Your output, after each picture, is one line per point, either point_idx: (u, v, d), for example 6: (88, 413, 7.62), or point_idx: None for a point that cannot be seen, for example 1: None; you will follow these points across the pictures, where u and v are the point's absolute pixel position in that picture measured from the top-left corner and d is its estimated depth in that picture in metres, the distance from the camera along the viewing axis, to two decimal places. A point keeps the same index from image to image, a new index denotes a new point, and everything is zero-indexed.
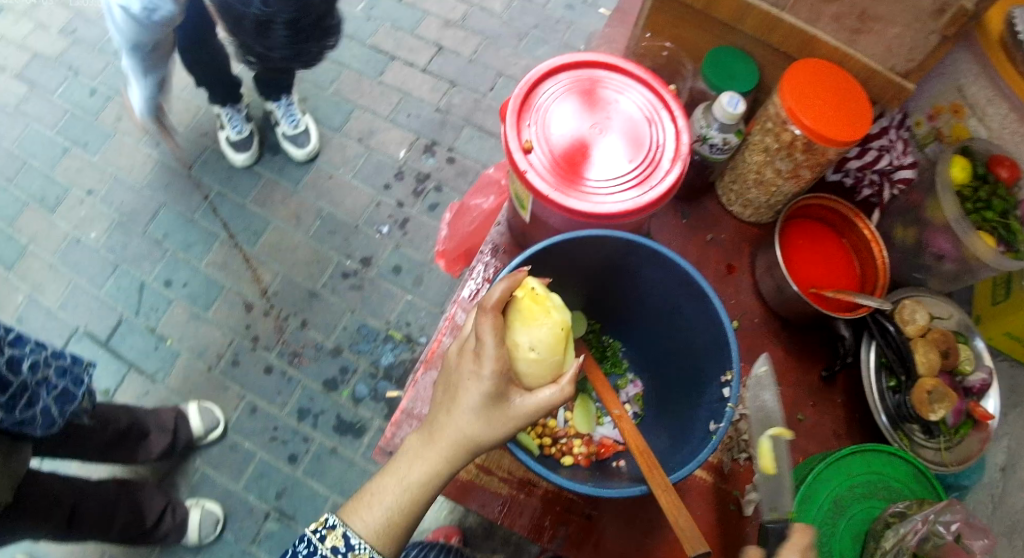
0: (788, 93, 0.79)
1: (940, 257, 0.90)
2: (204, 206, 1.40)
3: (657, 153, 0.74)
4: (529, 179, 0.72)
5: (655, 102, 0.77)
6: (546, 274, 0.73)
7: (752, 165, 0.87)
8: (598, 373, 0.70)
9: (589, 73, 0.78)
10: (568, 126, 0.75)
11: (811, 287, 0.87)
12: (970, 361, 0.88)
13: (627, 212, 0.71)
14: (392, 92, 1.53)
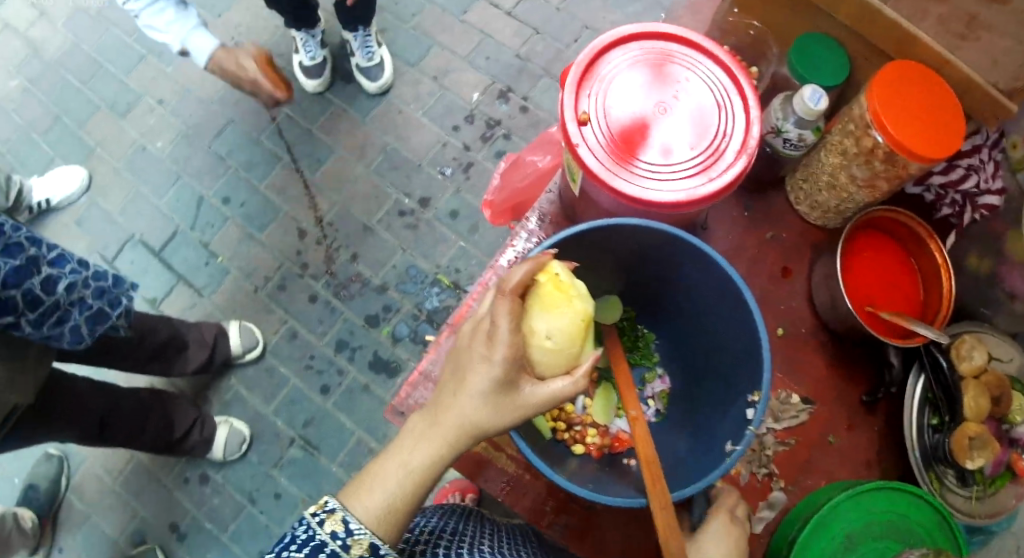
0: (877, 96, 0.72)
1: (1013, 296, 0.84)
2: (270, 126, 1.39)
3: (723, 143, 0.70)
4: (581, 156, 0.69)
5: (729, 86, 0.72)
6: (582, 257, 0.70)
7: (826, 167, 0.80)
8: (622, 366, 0.71)
9: (661, 46, 0.73)
10: (631, 101, 0.71)
11: (867, 306, 0.80)
12: (1021, 412, 0.84)
13: (679, 203, 0.68)
14: (471, 31, 1.39)
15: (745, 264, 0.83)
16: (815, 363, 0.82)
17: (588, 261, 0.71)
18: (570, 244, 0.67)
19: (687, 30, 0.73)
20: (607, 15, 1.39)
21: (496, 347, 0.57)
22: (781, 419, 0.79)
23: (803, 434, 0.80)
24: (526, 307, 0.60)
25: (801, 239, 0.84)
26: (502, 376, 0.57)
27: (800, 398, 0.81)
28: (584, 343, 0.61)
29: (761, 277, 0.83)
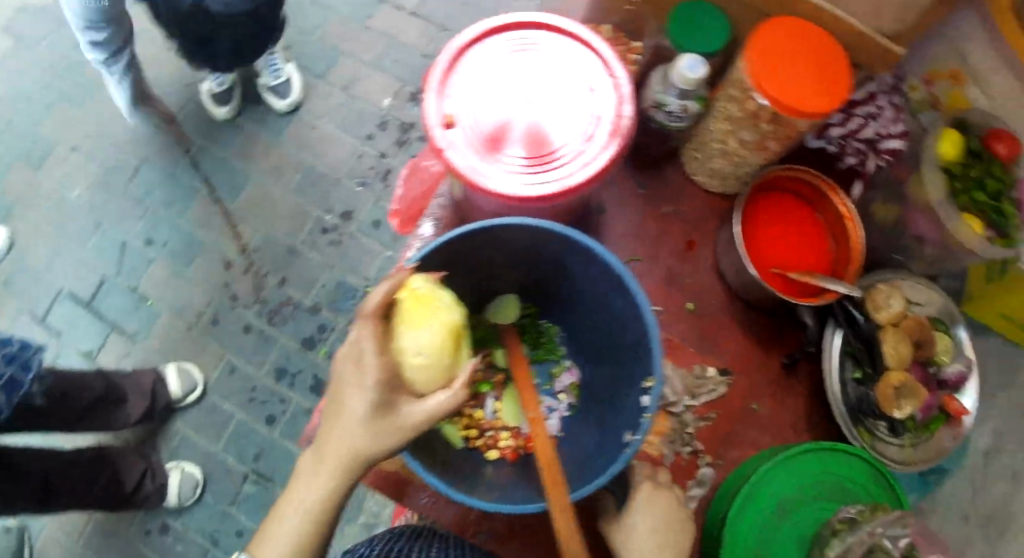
0: (755, 58, 0.71)
1: (920, 241, 0.85)
2: (185, 159, 1.35)
3: (595, 126, 0.68)
4: (450, 159, 0.67)
5: (597, 66, 0.70)
6: (463, 261, 0.68)
7: (714, 134, 0.78)
8: (524, 369, 0.71)
9: (525, 33, 0.71)
10: (497, 94, 0.69)
11: (775, 268, 0.79)
12: (947, 353, 0.83)
13: (555, 195, 0.66)
14: (379, 36, 1.36)
15: (646, 242, 0.81)
16: (729, 333, 0.80)
17: (469, 266, 0.69)
18: (444, 255, 0.65)
19: (549, 14, 0.71)
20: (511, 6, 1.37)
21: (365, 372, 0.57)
22: (698, 395, 0.78)
23: (722, 406, 0.79)
24: (392, 329, 0.60)
25: (703, 210, 0.83)
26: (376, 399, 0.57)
27: (717, 370, 0.79)
28: (458, 352, 0.62)
29: (664, 254, 0.81)
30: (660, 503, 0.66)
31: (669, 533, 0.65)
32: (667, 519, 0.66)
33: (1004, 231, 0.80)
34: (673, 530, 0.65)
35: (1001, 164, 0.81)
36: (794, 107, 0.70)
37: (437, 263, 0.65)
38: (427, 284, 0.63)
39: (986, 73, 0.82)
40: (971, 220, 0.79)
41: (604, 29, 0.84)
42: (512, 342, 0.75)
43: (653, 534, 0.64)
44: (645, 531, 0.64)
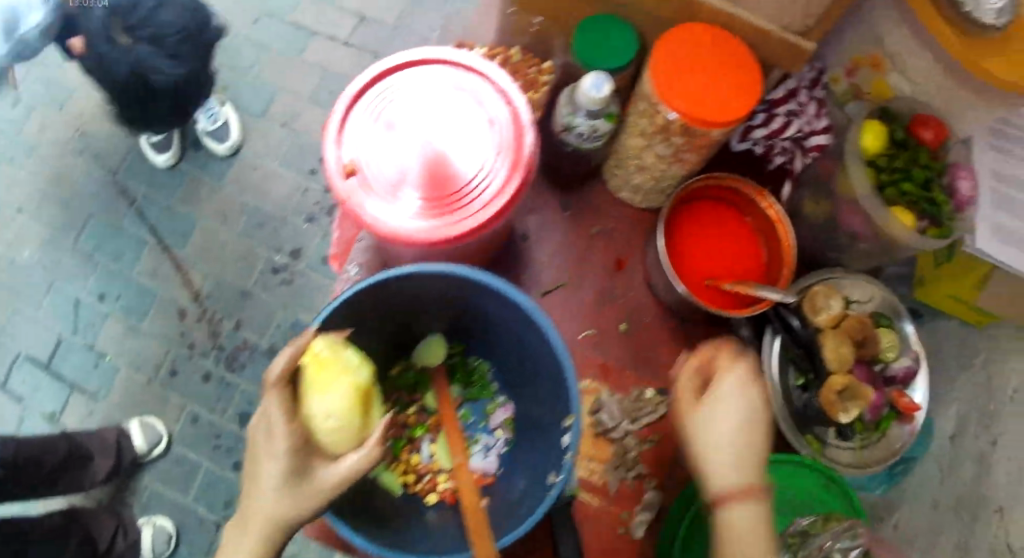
0: (655, 68, 0.69)
1: (854, 237, 0.82)
2: (131, 211, 1.34)
3: (500, 159, 0.66)
4: (352, 209, 0.65)
5: (497, 96, 0.68)
6: (374, 311, 0.67)
7: (630, 150, 0.76)
8: (451, 413, 0.74)
9: (418, 69, 0.69)
10: (395, 136, 0.67)
11: (707, 280, 0.78)
12: (893, 349, 0.82)
13: (463, 234, 0.64)
14: (314, 69, 1.35)
15: (574, 265, 0.80)
16: (667, 350, 0.79)
17: (383, 314, 0.69)
18: (350, 315, 0.65)
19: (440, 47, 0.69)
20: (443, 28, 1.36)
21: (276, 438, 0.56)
22: (638, 418, 0.76)
23: (664, 427, 0.77)
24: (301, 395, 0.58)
25: (628, 227, 0.81)
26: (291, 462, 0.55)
27: (655, 390, 0.77)
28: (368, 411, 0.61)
29: (593, 275, 0.80)
30: (746, 380, 0.58)
31: (751, 452, 0.55)
32: (753, 406, 0.57)
33: (938, 219, 0.78)
34: (759, 432, 0.57)
35: (927, 150, 0.78)
36: (695, 118, 0.68)
37: (343, 318, 0.64)
38: (331, 346, 0.61)
39: (904, 56, 0.80)
40: (899, 215, 0.77)
41: (512, 52, 0.82)
42: (441, 388, 0.75)
43: (738, 431, 0.56)
44: (731, 422, 0.56)
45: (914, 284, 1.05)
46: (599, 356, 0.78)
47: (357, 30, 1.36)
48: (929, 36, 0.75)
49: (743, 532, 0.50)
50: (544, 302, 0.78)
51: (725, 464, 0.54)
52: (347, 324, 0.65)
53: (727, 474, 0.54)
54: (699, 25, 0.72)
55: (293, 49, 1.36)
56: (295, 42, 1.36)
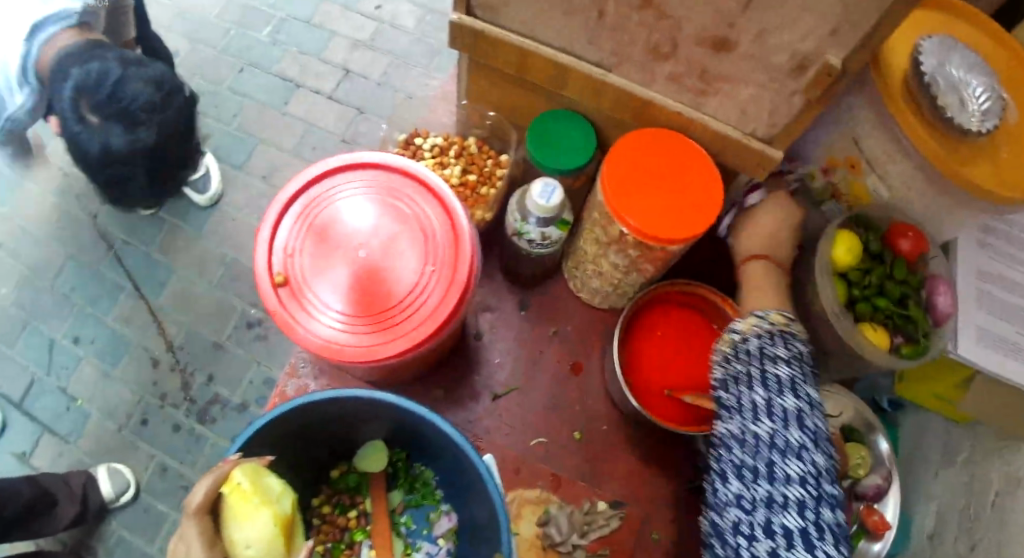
0: (609, 178, 0.67)
1: (825, 350, 0.79)
2: (110, 255, 1.34)
3: (440, 273, 0.66)
4: (286, 324, 0.65)
5: (438, 209, 0.69)
6: (303, 423, 0.66)
7: (588, 254, 0.74)
8: (385, 526, 0.73)
9: (359, 177, 0.70)
10: (332, 248, 0.67)
11: (665, 390, 0.74)
12: (863, 465, 0.79)
13: (401, 352, 0.64)
14: (296, 119, 1.35)
15: (526, 369, 0.78)
16: (621, 462, 0.76)
17: (311, 426, 0.68)
18: (276, 435, 0.64)
19: (382, 157, 0.71)
20: (427, 84, 1.37)
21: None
22: (587, 533, 0.72)
23: (618, 543, 0.73)
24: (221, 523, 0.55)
25: (586, 327, 0.79)
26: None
27: (607, 503, 0.74)
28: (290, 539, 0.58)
29: (547, 379, 0.77)
30: (783, 202, 0.80)
31: (777, 237, 0.79)
32: (782, 218, 0.79)
33: (914, 336, 0.74)
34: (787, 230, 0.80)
35: (903, 265, 0.76)
36: (649, 233, 0.65)
37: (267, 439, 0.64)
38: (251, 474, 0.58)
39: (883, 161, 0.74)
40: (867, 330, 0.74)
41: (469, 142, 0.82)
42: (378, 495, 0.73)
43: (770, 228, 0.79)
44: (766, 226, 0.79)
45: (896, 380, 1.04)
46: (550, 466, 0.75)
47: (342, 83, 1.37)
48: (913, 146, 0.69)
49: (756, 275, 0.76)
50: (495, 406, 0.76)
51: (750, 246, 0.80)
52: (273, 442, 0.65)
53: (750, 250, 0.80)
54: (661, 131, 0.69)
55: (276, 100, 1.36)
56: (279, 94, 1.37)
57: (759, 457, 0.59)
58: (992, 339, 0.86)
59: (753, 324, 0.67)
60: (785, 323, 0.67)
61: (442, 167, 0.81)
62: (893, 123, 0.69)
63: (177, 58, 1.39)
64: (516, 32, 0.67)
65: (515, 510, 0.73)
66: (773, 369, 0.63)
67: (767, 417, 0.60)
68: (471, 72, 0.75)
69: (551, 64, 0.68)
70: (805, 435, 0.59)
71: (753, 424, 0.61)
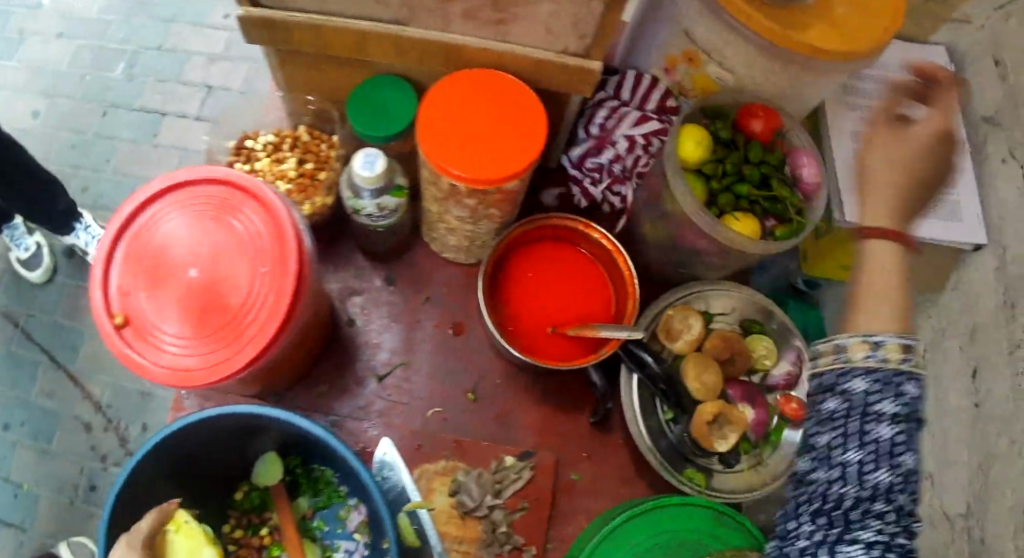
0: (423, 137, 0.62)
1: (702, 252, 0.73)
2: (17, 332, 1.29)
3: (275, 271, 0.63)
4: (133, 361, 0.61)
5: (263, 207, 0.65)
6: (189, 450, 0.65)
7: (435, 214, 0.71)
8: (293, 535, 0.70)
9: (180, 194, 0.66)
10: (165, 275, 0.64)
11: (549, 328, 0.72)
12: (770, 355, 0.76)
13: (252, 360, 0.61)
14: (172, 149, 1.30)
15: (408, 343, 0.76)
16: (524, 410, 0.76)
17: (194, 450, 0.66)
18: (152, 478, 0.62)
19: (204, 170, 0.67)
20: None
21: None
22: (502, 489, 0.73)
23: (535, 491, 0.74)
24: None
25: (458, 286, 0.79)
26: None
27: (516, 456, 0.74)
28: None
29: (428, 346, 0.77)
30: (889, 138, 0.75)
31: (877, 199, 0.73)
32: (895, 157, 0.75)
33: (785, 217, 0.71)
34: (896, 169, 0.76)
35: (758, 145, 0.70)
36: (481, 180, 0.61)
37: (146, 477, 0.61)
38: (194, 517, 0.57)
39: (720, 47, 0.71)
40: (734, 223, 0.69)
41: (300, 132, 0.79)
42: (280, 506, 0.71)
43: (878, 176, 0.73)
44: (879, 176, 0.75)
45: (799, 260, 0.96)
46: (453, 433, 0.74)
47: (209, 101, 1.33)
48: (743, 25, 0.65)
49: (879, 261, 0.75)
50: (383, 387, 0.75)
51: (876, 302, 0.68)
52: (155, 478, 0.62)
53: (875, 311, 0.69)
54: (468, 72, 0.65)
55: (144, 135, 1.31)
56: (146, 128, 1.31)
57: (835, 517, 0.48)
58: None
59: (860, 355, 0.50)
60: (904, 360, 0.49)
61: (279, 163, 0.77)
62: (717, 6, 0.66)
63: (36, 117, 1.32)
64: (297, 9, 0.63)
65: (425, 486, 0.72)
66: (878, 429, 0.47)
67: (882, 471, 0.46)
68: (276, 61, 0.71)
69: (342, 34, 0.64)
70: (911, 503, 0.46)
71: (847, 474, 0.48)
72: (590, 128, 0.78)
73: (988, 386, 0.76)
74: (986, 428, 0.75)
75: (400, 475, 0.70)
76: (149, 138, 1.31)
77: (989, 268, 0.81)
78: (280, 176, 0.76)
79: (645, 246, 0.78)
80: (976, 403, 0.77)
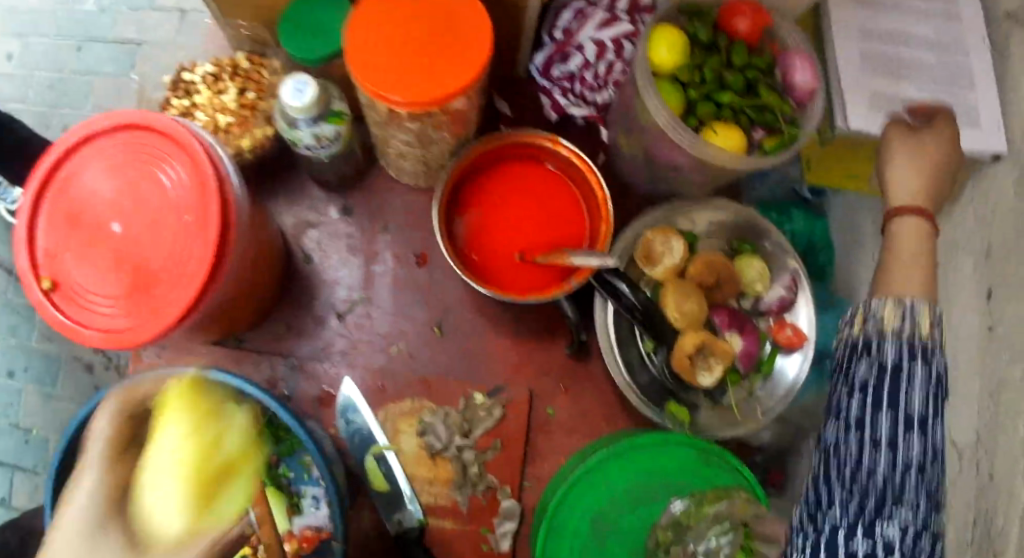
0: (356, 70, 0.58)
1: (679, 169, 0.67)
2: None
3: (199, 218, 0.61)
4: (68, 323, 0.61)
5: (181, 150, 0.62)
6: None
7: (383, 138, 0.67)
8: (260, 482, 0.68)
9: (95, 145, 0.63)
10: (89, 231, 0.61)
11: (517, 255, 0.67)
12: (763, 280, 0.69)
13: (183, 311, 0.59)
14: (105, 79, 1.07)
15: (371, 277, 0.73)
16: (496, 344, 0.72)
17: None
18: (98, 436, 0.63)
19: (124, 116, 0.63)
20: None
21: (87, 468, 0.46)
22: (473, 430, 0.70)
23: (506, 430, 0.70)
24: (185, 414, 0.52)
25: (418, 216, 0.75)
26: (105, 501, 0.45)
27: (485, 393, 0.71)
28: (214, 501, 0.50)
29: (388, 279, 0.73)
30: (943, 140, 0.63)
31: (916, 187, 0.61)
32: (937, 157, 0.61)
33: (774, 127, 0.63)
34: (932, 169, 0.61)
35: (741, 47, 0.62)
36: (429, 102, 0.58)
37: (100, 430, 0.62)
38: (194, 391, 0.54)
39: None
40: (714, 137, 0.61)
41: (240, 59, 0.76)
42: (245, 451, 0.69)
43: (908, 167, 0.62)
44: (902, 164, 0.62)
45: (804, 165, 0.89)
46: (420, 370, 0.71)
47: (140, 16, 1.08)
48: None
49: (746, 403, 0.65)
50: (345, 325, 0.72)
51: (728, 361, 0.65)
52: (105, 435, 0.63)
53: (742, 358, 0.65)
54: None
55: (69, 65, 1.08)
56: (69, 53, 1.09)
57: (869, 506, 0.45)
58: (890, 103, 0.75)
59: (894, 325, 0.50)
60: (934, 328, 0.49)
61: (220, 94, 0.74)
62: None
63: None
64: None
65: (392, 428, 0.70)
66: (909, 394, 0.46)
67: (885, 450, 0.46)
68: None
69: None
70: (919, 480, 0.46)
71: (871, 459, 0.46)
72: (557, 33, 0.71)
73: (1005, 311, 0.69)
74: (998, 351, 0.70)
75: (365, 417, 0.67)
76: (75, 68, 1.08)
77: (1011, 180, 0.72)
78: (220, 108, 0.73)
79: (620, 157, 0.73)
80: (990, 328, 0.72)
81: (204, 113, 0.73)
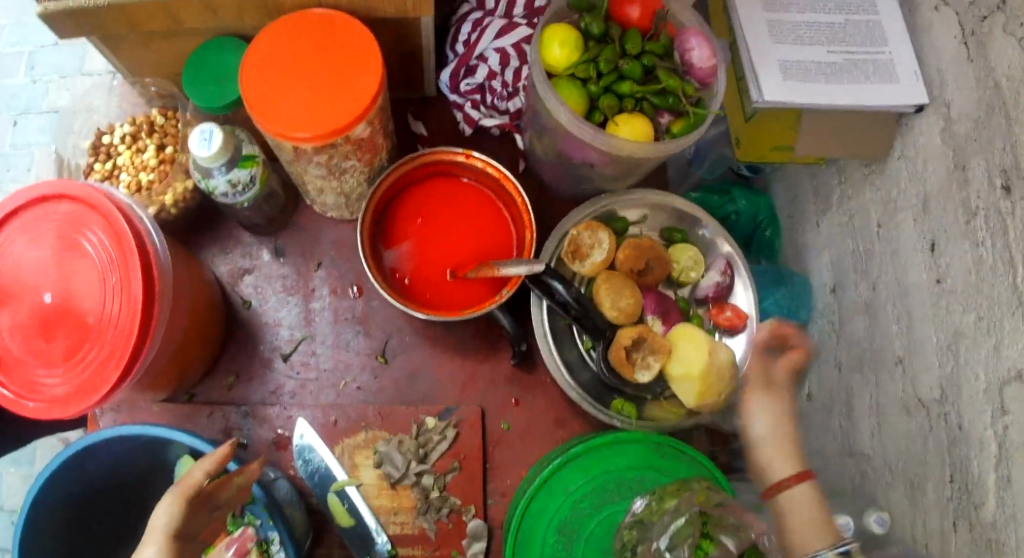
0: (259, 116, 0.57)
1: (593, 164, 0.68)
2: None
3: (122, 278, 0.60)
4: (18, 396, 0.60)
5: (100, 214, 0.61)
6: (100, 468, 0.64)
7: (300, 177, 0.68)
8: None
9: (24, 217, 0.63)
10: (21, 304, 0.61)
11: (448, 273, 0.68)
12: (696, 266, 0.71)
13: (121, 373, 0.58)
14: (42, 149, 1.11)
15: (310, 314, 0.74)
16: (445, 362, 0.73)
17: (115, 462, 0.65)
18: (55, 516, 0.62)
19: (42, 188, 0.63)
20: None
21: (147, 544, 0.49)
22: (429, 454, 0.70)
23: (464, 448, 0.70)
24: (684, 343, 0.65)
25: (349, 248, 0.76)
26: None
27: (436, 416, 0.71)
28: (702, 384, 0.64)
29: (328, 314, 0.74)
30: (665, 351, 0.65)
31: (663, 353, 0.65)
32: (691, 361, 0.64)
33: (679, 110, 0.65)
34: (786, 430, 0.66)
35: (634, 36, 0.64)
36: (337, 131, 0.58)
37: (52, 502, 0.61)
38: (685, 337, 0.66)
39: None
40: (621, 130, 0.63)
41: (154, 115, 0.77)
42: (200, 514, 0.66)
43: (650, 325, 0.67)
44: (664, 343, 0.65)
45: (734, 146, 0.89)
46: (370, 401, 0.71)
47: (69, 82, 1.14)
48: None
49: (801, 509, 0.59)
50: (291, 365, 0.73)
51: (775, 450, 0.64)
52: (59, 504, 0.62)
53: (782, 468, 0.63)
54: (285, 23, 0.60)
55: (5, 139, 1.12)
56: (6, 127, 1.12)
57: None
58: (803, 69, 0.77)
59: None
60: None
61: (141, 152, 0.75)
62: None
63: None
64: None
65: (349, 462, 0.69)
66: None
67: None
68: (107, 46, 0.67)
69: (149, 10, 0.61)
70: None
71: None
72: (458, 47, 0.74)
73: (949, 258, 0.67)
74: (949, 303, 0.66)
75: (321, 455, 0.67)
76: (13, 141, 1.12)
77: (935, 130, 0.70)
78: (141, 167, 0.74)
79: (539, 162, 0.74)
80: (938, 279, 0.68)
81: (128, 173, 0.74)
